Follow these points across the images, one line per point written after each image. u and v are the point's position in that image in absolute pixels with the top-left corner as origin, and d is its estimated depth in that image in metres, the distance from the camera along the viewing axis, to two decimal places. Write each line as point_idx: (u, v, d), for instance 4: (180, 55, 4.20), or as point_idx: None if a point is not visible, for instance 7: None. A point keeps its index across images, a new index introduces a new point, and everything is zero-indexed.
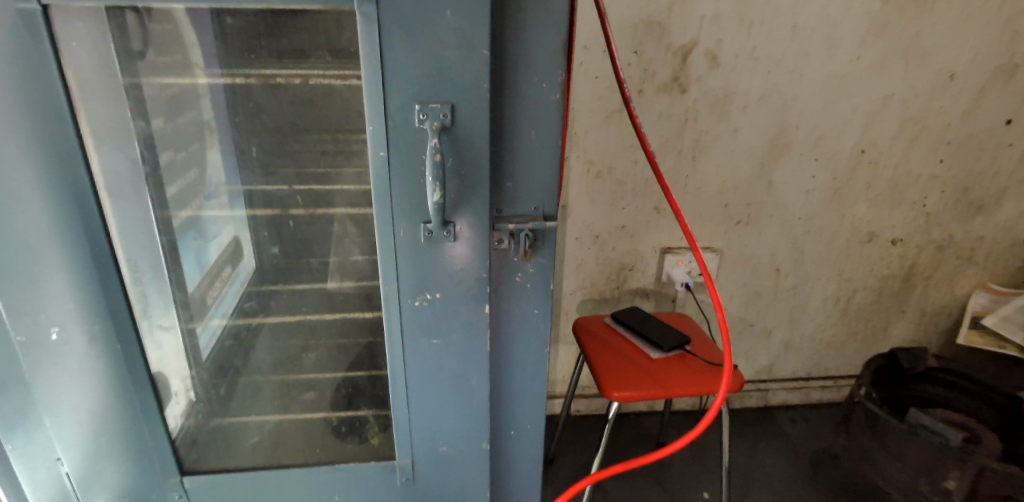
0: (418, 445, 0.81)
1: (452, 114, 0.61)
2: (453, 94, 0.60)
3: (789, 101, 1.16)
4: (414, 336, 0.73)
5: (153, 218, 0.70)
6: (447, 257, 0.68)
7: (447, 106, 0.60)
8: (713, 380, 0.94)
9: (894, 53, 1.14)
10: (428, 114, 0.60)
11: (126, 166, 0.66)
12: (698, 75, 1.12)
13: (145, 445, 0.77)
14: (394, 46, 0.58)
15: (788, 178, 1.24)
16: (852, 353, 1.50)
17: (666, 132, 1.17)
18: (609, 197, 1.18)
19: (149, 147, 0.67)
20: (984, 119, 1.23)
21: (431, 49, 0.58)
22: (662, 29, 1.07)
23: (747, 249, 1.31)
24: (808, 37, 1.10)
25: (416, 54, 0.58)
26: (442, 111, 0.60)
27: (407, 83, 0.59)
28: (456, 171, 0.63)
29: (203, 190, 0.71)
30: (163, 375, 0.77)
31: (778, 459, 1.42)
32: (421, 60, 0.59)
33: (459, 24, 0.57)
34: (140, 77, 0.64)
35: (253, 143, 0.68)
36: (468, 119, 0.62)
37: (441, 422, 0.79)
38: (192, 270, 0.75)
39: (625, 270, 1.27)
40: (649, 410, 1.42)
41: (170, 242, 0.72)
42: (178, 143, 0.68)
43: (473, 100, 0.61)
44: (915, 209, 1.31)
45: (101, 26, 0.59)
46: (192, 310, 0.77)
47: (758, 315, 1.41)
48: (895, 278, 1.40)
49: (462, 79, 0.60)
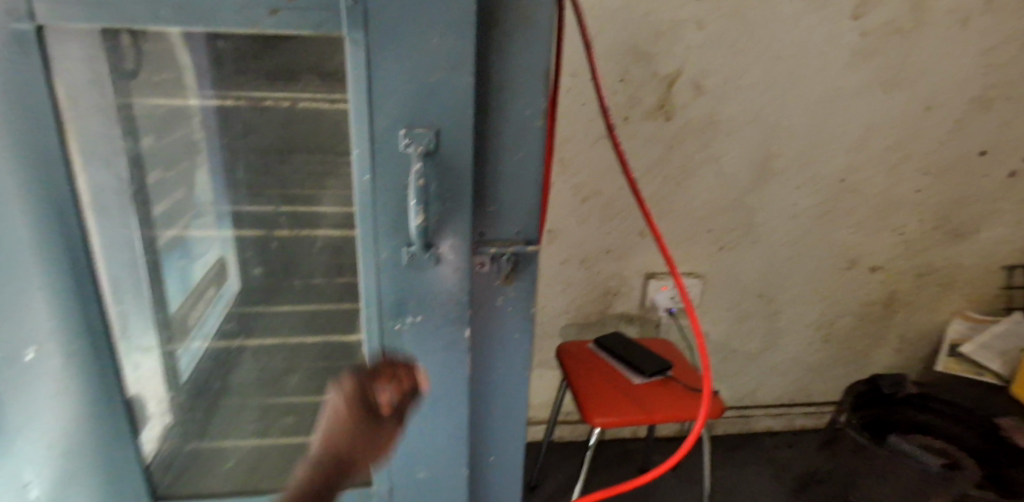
0: (397, 469, 0.80)
1: (436, 139, 0.62)
2: (438, 120, 0.61)
3: (771, 129, 1.19)
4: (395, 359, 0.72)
5: (136, 236, 0.70)
6: (429, 279, 0.68)
7: (431, 132, 0.61)
8: (693, 405, 0.95)
9: (872, 85, 1.18)
10: (413, 139, 0.61)
11: (112, 184, 0.66)
12: (683, 103, 1.14)
13: (118, 467, 0.76)
14: (382, 71, 0.59)
15: (771, 205, 1.26)
16: (835, 379, 1.51)
17: (651, 157, 1.19)
18: (596, 221, 1.19)
19: (136, 166, 0.67)
20: (960, 149, 1.26)
21: (418, 75, 0.59)
22: (648, 57, 1.10)
23: (731, 274, 1.33)
24: (790, 67, 1.13)
25: (403, 79, 0.59)
26: (427, 136, 0.61)
27: (392, 108, 0.60)
28: (439, 195, 0.64)
29: (192, 210, 0.72)
30: (140, 397, 0.77)
31: (762, 486, 1.41)
32: (407, 84, 0.59)
33: (445, 51, 0.58)
34: (132, 98, 0.64)
35: (237, 164, 0.69)
36: (451, 145, 0.63)
37: (421, 447, 0.79)
38: (175, 291, 0.76)
39: (610, 294, 1.27)
40: (633, 435, 1.41)
41: (153, 262, 0.73)
42: (165, 162, 0.69)
43: (458, 126, 0.62)
44: (895, 236, 1.34)
45: (94, 45, 0.59)
46: (173, 329, 0.77)
47: (742, 340, 1.42)
48: (876, 304, 1.42)
49: (447, 105, 0.61)
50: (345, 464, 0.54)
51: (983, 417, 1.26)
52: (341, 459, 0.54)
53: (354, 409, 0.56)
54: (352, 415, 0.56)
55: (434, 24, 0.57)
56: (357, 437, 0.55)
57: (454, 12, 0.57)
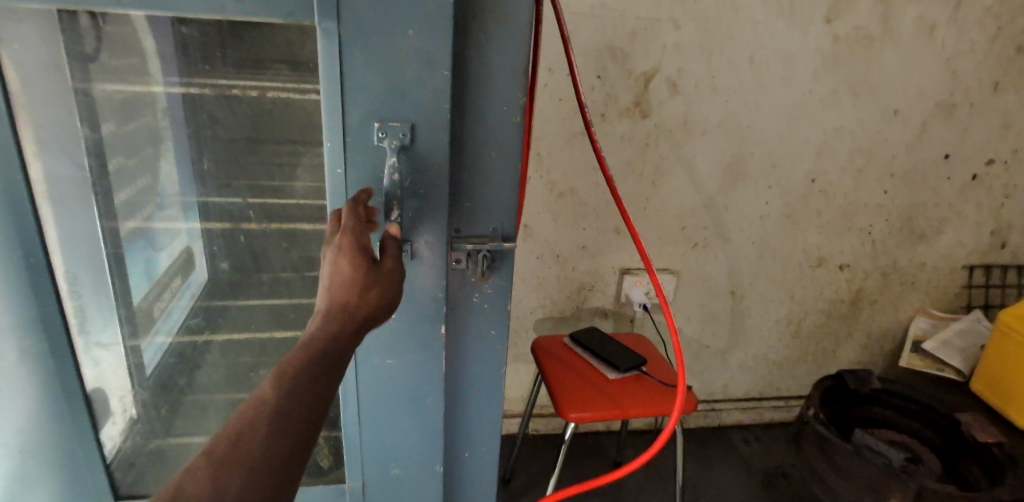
0: (370, 468, 0.79)
1: (411, 133, 0.61)
2: (412, 113, 0.60)
3: (745, 130, 1.21)
4: (368, 356, 0.71)
5: (98, 229, 0.68)
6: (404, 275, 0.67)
7: (406, 125, 0.60)
8: (667, 401, 0.96)
9: (842, 89, 1.20)
10: (387, 133, 0.60)
11: (72, 174, 0.64)
12: (659, 101, 1.15)
13: (78, 468, 0.74)
14: (354, 63, 0.57)
15: (744, 204, 1.28)
16: (803, 374, 1.55)
17: (627, 155, 1.19)
18: (571, 217, 1.20)
19: (98, 154, 0.65)
20: (925, 152, 1.30)
21: (392, 68, 0.58)
22: (625, 55, 1.10)
23: (705, 272, 1.35)
24: (764, 68, 1.15)
25: (377, 71, 0.58)
26: (402, 129, 0.60)
27: (366, 101, 0.59)
28: (414, 189, 0.63)
29: (156, 197, 0.69)
30: (102, 391, 0.74)
31: (732, 478, 1.44)
32: (379, 75, 0.58)
33: (421, 44, 0.57)
34: (91, 83, 0.61)
35: (202, 153, 0.66)
36: (427, 139, 0.62)
37: (394, 445, 0.78)
38: (140, 281, 0.73)
39: (586, 290, 1.28)
40: (608, 429, 1.43)
41: (116, 254, 0.70)
42: (128, 149, 0.66)
43: (434, 120, 0.61)
44: (862, 236, 1.37)
45: (50, 30, 0.57)
46: (137, 323, 0.74)
47: (713, 336, 1.44)
48: (843, 301, 1.46)
49: (422, 99, 0.60)
50: (366, 307, 0.49)
51: (943, 411, 1.31)
52: (361, 303, 0.49)
53: (358, 260, 0.50)
54: (363, 260, 0.51)
55: (408, 16, 0.56)
56: (375, 281, 0.51)
57: (431, 9, 0.56)
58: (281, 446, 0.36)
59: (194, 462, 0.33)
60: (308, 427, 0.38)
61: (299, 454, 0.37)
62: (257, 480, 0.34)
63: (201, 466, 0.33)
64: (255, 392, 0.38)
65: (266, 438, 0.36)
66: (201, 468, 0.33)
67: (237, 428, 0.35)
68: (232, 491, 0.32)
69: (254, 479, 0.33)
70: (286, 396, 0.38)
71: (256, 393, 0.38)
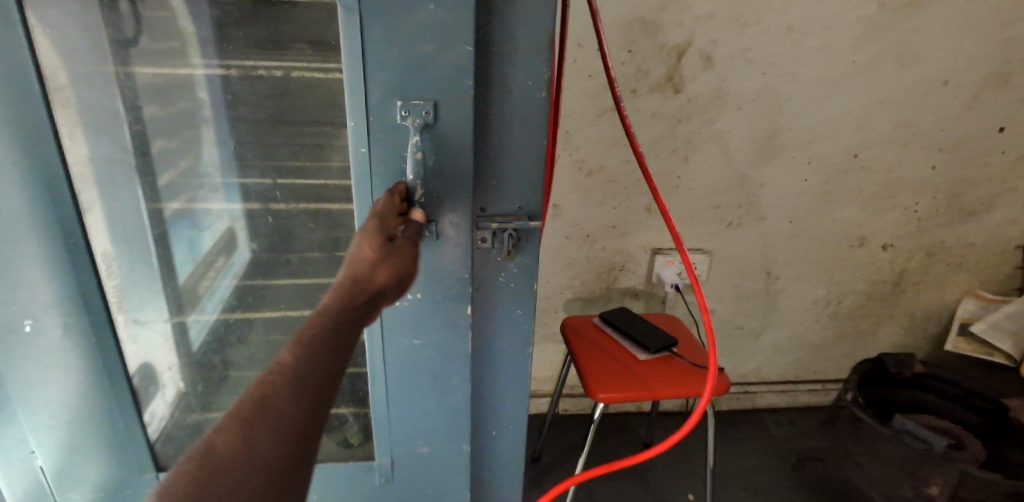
0: (398, 445, 0.80)
1: (434, 111, 0.60)
2: (434, 89, 0.59)
3: (782, 103, 1.15)
4: (394, 335, 0.72)
5: (143, 210, 0.69)
6: (429, 256, 0.67)
7: (429, 104, 0.59)
8: (698, 382, 0.94)
9: (888, 58, 1.14)
10: (410, 112, 0.59)
11: (114, 154, 0.65)
12: (691, 76, 1.11)
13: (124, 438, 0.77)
14: (374, 41, 0.57)
15: (781, 180, 1.24)
16: (841, 357, 1.50)
17: (658, 131, 1.16)
18: (600, 196, 1.17)
19: (141, 137, 0.66)
20: (977, 125, 1.22)
21: (413, 44, 0.57)
22: (655, 27, 1.06)
23: (738, 251, 1.31)
24: (803, 38, 1.10)
25: (399, 47, 0.57)
26: (425, 108, 0.59)
27: (387, 77, 0.58)
28: (436, 171, 0.62)
29: (197, 178, 0.68)
30: (150, 363, 0.77)
31: (763, 461, 1.42)
32: (399, 52, 0.57)
33: (440, 18, 0.56)
34: (132, 67, 0.62)
35: (231, 136, 0.67)
36: (450, 117, 0.60)
37: (422, 423, 0.78)
38: (185, 261, 0.73)
39: (615, 269, 1.26)
40: (638, 409, 1.42)
41: (161, 235, 0.71)
42: (168, 131, 0.66)
43: (455, 96, 0.59)
44: (907, 213, 1.31)
45: (85, 11, 0.58)
46: (182, 301, 0.75)
47: (747, 317, 1.40)
48: (885, 282, 1.40)
49: (443, 75, 0.58)
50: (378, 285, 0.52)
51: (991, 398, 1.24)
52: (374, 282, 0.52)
53: (375, 241, 0.53)
54: (382, 243, 0.53)
55: None
56: (391, 262, 0.53)
57: None
58: (302, 408, 0.38)
59: (224, 419, 0.35)
60: (324, 393, 0.41)
61: (319, 415, 0.40)
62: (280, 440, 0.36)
63: (230, 423, 0.35)
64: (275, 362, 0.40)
65: (288, 400, 0.38)
66: (231, 427, 0.35)
67: (262, 390, 0.38)
68: (261, 449, 0.35)
69: (281, 437, 0.36)
70: (305, 361, 0.41)
71: (276, 362, 0.40)
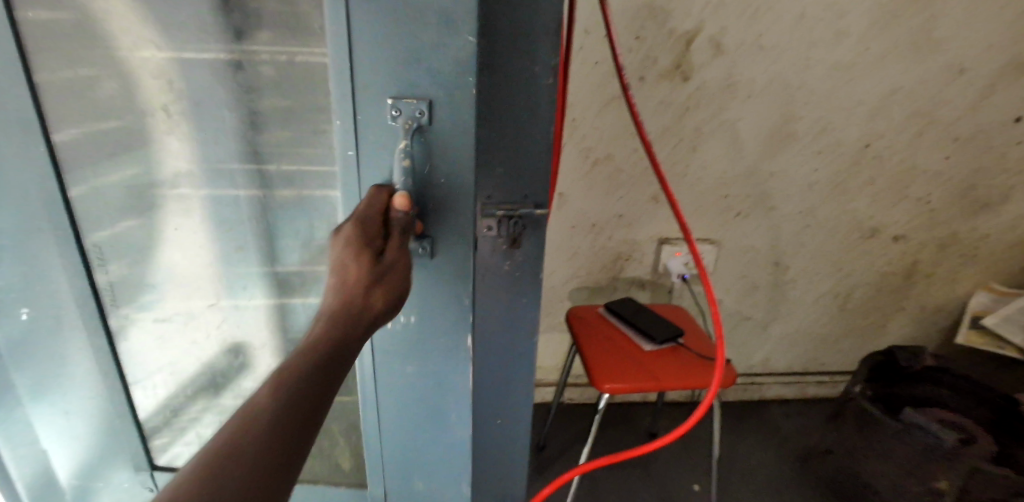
0: (390, 470, 0.76)
1: (427, 110, 0.54)
2: (429, 85, 0.53)
3: (793, 92, 1.14)
4: (386, 358, 0.67)
5: (246, 196, 0.70)
6: (423, 278, 0.62)
7: (423, 103, 0.54)
8: (705, 373, 0.93)
9: (902, 45, 1.11)
10: (402, 110, 0.54)
11: (219, 140, 0.66)
12: (701, 63, 1.10)
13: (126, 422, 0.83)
14: (365, 29, 0.51)
15: (790, 170, 1.22)
16: (850, 349, 1.49)
17: (666, 120, 1.14)
18: (607, 185, 1.16)
19: (253, 120, 0.65)
20: (993, 115, 1.20)
21: (408, 34, 0.51)
22: (664, 14, 1.04)
23: (746, 241, 1.29)
24: (815, 25, 1.08)
25: (392, 37, 0.52)
26: (417, 106, 0.54)
27: (378, 73, 0.53)
28: (428, 181, 0.57)
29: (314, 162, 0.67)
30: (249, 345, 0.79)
31: (767, 454, 1.41)
32: (390, 41, 0.52)
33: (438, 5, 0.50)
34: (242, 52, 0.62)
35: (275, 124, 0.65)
36: (447, 119, 0.55)
37: (415, 450, 0.74)
38: (296, 245, 0.73)
39: (621, 259, 1.25)
40: (643, 400, 1.42)
41: (270, 218, 0.71)
42: (287, 113, 0.64)
43: (454, 98, 0.54)
44: (919, 205, 1.29)
45: (66, 19, 0.61)
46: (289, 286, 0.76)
47: (755, 309, 1.39)
48: (896, 274, 1.38)
49: (440, 71, 0.53)
50: (369, 305, 0.50)
51: (999, 392, 1.24)
52: (364, 303, 0.50)
53: (361, 259, 0.50)
54: (369, 261, 0.50)
55: None
56: (380, 282, 0.51)
57: None
58: (274, 450, 0.38)
59: (194, 464, 0.36)
60: (303, 429, 0.41)
61: (296, 453, 0.40)
62: (250, 486, 0.36)
63: (201, 468, 0.36)
64: (252, 398, 0.41)
65: (261, 441, 0.38)
66: (202, 473, 0.36)
67: (236, 431, 0.38)
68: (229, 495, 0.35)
69: (252, 482, 0.36)
70: (282, 400, 0.41)
71: (253, 401, 0.41)
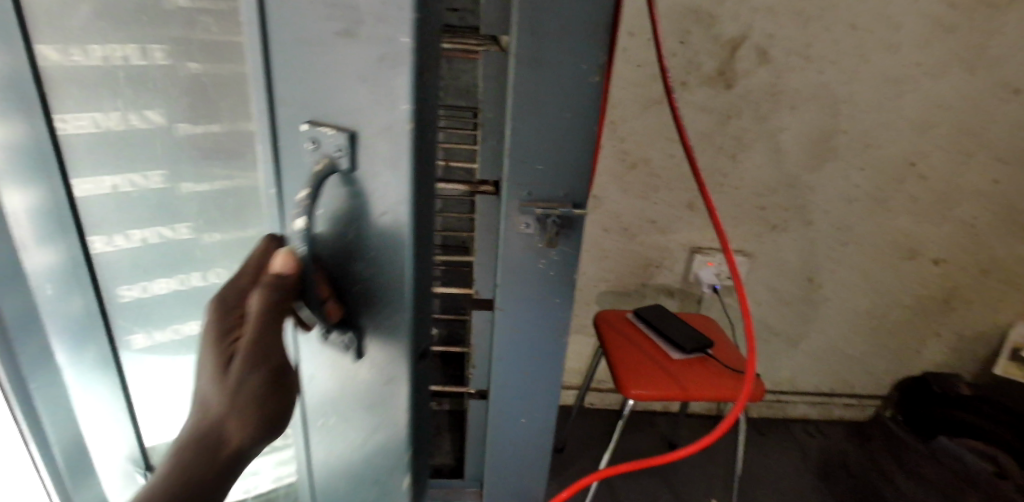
0: None
1: (348, 153, 0.33)
2: (363, 115, 0.32)
3: (838, 104, 1.11)
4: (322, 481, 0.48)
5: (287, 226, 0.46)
6: (349, 389, 0.42)
7: (342, 135, 0.32)
8: (733, 385, 0.92)
9: (953, 62, 1.08)
10: (319, 141, 0.34)
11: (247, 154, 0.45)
12: (745, 71, 1.08)
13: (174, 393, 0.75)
14: (285, 26, 0.32)
15: (830, 185, 1.19)
16: (881, 372, 1.45)
17: (706, 126, 1.12)
18: (642, 189, 1.15)
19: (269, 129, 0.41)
20: None
21: (351, 46, 0.31)
22: (711, 19, 1.03)
23: (781, 255, 1.27)
24: (865, 37, 1.05)
25: (322, 54, 0.31)
26: (336, 142, 0.33)
27: (291, 85, 0.33)
28: (353, 250, 0.36)
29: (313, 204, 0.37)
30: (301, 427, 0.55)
31: (791, 468, 1.38)
32: (316, 52, 0.31)
33: (384, 3, 0.29)
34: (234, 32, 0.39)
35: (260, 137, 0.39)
36: (374, 162, 0.33)
37: None
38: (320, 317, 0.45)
39: (652, 266, 1.24)
40: (665, 409, 1.40)
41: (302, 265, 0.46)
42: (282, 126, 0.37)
43: (386, 136, 0.32)
44: (963, 227, 1.25)
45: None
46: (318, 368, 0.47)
47: (784, 324, 1.36)
48: (934, 299, 1.34)
49: (378, 90, 0.31)
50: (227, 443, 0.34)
51: None
52: (219, 438, 0.34)
53: (216, 376, 0.34)
54: (224, 383, 0.34)
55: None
56: (238, 411, 0.34)
57: None
58: None
59: None
60: None
61: None
62: None
63: None
64: None
65: None
66: None
67: None
68: None
69: None
70: None
71: None
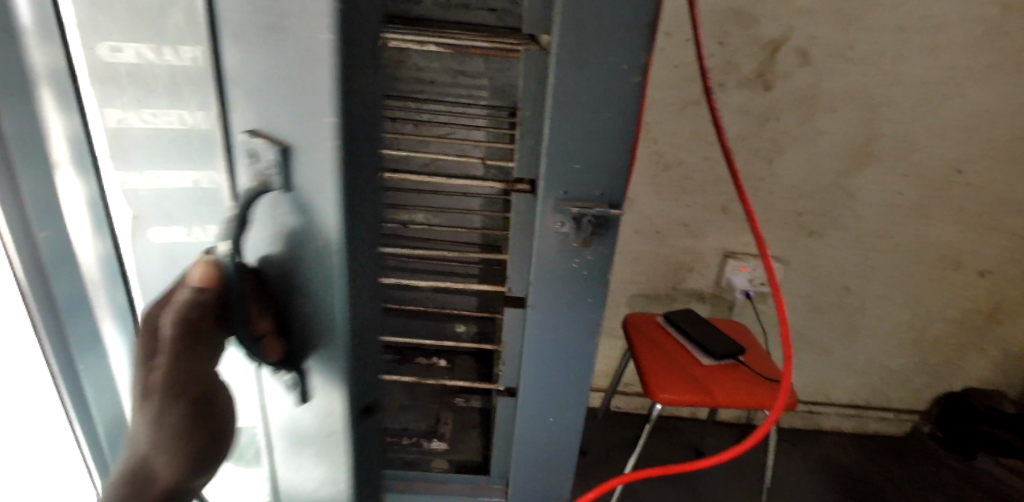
0: None
1: (282, 167, 0.36)
2: (293, 128, 0.35)
3: (881, 108, 1.08)
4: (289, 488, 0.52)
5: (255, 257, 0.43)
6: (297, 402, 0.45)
7: (275, 150, 0.36)
8: (766, 393, 0.90)
9: (1007, 65, 1.04)
10: (256, 154, 0.37)
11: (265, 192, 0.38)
12: (785, 73, 1.05)
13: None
14: (235, 58, 0.36)
15: (872, 192, 1.16)
16: (918, 386, 1.40)
17: (744, 129, 1.10)
18: (675, 192, 1.14)
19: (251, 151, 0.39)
20: None
21: (282, 62, 0.33)
22: (751, 19, 1.01)
23: (817, 262, 1.24)
24: (913, 39, 1.02)
25: (262, 72, 0.35)
26: (269, 156, 0.36)
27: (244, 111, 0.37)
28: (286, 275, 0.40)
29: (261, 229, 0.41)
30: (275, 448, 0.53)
31: (822, 480, 1.35)
32: (263, 67, 0.34)
33: (304, 21, 0.31)
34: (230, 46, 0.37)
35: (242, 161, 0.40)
36: (302, 180, 0.36)
37: None
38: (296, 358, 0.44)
39: (683, 270, 1.23)
40: (692, 416, 1.38)
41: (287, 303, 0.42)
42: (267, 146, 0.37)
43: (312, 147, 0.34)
44: (1012, 238, 1.20)
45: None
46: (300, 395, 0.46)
47: (818, 333, 1.33)
48: (978, 312, 1.29)
49: (303, 103, 0.33)
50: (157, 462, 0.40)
51: None
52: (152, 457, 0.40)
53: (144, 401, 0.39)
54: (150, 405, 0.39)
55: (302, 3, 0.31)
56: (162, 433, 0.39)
57: None
58: None
59: None
60: None
61: None
62: None
63: None
64: None
65: None
66: None
67: None
68: None
69: None
70: None
71: None
